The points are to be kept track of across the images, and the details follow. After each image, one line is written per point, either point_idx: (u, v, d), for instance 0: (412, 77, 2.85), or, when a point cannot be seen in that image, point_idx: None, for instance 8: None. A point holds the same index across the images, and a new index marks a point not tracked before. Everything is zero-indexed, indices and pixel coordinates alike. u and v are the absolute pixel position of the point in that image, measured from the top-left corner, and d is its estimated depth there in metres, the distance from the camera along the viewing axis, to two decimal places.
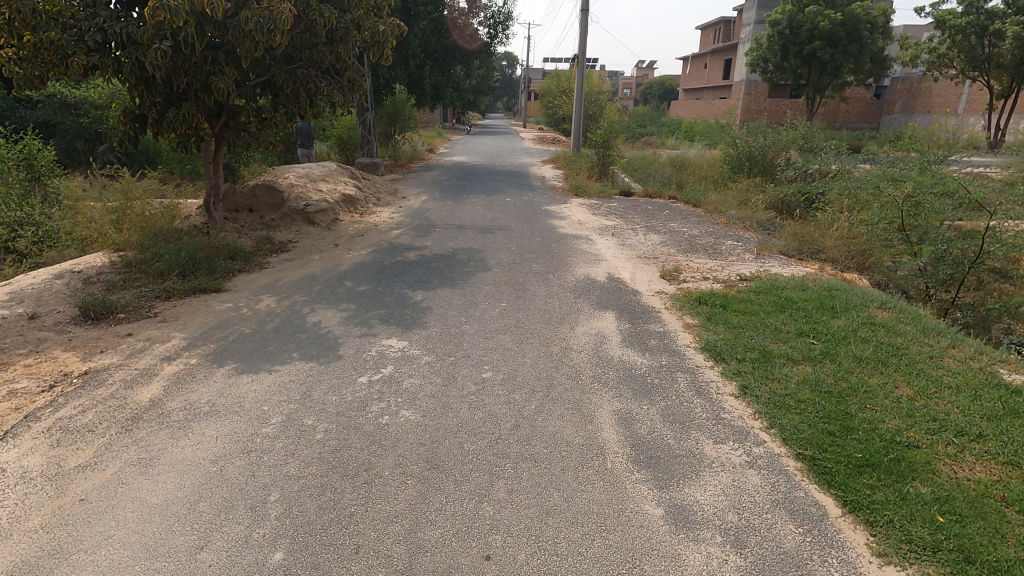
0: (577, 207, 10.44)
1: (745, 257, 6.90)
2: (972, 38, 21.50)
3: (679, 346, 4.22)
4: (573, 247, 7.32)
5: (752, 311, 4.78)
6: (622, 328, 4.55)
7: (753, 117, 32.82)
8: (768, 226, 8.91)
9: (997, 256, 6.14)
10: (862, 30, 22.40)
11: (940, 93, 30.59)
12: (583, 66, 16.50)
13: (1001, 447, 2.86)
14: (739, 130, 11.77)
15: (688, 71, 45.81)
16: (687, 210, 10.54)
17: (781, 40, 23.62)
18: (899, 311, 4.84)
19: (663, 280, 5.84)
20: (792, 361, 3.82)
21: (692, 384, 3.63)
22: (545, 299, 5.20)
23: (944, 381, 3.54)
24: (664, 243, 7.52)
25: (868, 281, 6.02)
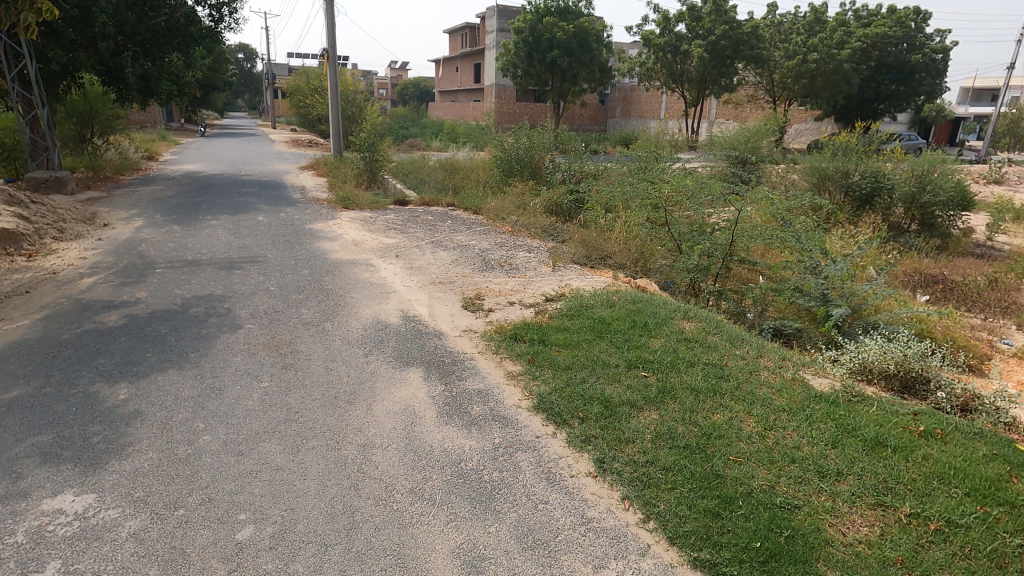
0: (349, 223, 9.04)
1: (542, 270, 6.52)
2: (669, 56, 25.66)
3: (508, 409, 3.38)
4: (351, 277, 6.03)
5: (574, 343, 4.21)
6: (435, 395, 3.54)
7: (506, 119, 34.70)
8: (552, 232, 8.83)
9: (743, 246, 6.68)
10: (591, 42, 24.97)
11: (647, 100, 36.45)
12: (335, 61, 14.81)
13: (862, 484, 2.65)
14: (506, 133, 11.66)
15: (441, 73, 46.56)
16: (469, 219, 10.00)
17: (525, 48, 25.06)
18: (701, 321, 4.78)
19: (467, 313, 4.99)
20: (637, 409, 3.29)
21: (540, 469, 2.82)
22: (324, 365, 3.88)
23: (777, 404, 3.35)
24: (456, 262, 6.73)
25: (658, 287, 6.08)
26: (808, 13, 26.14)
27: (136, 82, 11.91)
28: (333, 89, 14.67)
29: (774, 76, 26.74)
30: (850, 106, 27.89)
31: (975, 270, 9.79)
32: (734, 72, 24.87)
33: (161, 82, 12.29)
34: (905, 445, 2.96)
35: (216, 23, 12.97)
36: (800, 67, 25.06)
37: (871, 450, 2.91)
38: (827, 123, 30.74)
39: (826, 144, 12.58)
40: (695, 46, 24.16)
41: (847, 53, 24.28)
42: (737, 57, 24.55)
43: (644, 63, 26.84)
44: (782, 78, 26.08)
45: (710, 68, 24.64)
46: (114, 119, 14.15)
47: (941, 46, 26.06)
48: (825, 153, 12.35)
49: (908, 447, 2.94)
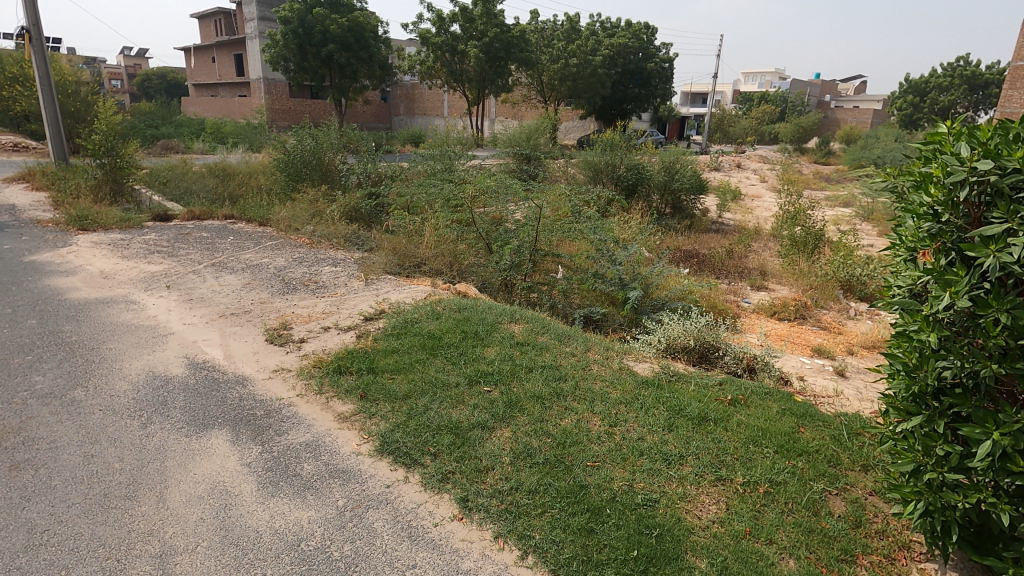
0: (91, 248, 7.20)
1: (353, 285, 5.98)
2: (447, 55, 25.85)
3: (347, 460, 2.91)
4: (105, 321, 4.74)
5: (407, 366, 3.86)
6: (251, 461, 2.89)
7: (281, 117, 31.71)
8: (356, 240, 8.22)
9: (546, 241, 7.01)
10: (367, 38, 24.07)
11: (430, 98, 36.87)
12: (40, 44, 11.65)
13: (702, 463, 2.86)
14: (287, 133, 10.48)
15: (193, 63, 40.61)
16: (255, 232, 8.79)
17: (296, 39, 22.85)
18: (528, 321, 4.82)
19: (274, 348, 4.27)
20: (488, 430, 3.12)
21: (397, 527, 2.46)
22: (80, 453, 2.90)
23: (614, 398, 3.48)
24: (249, 287, 5.80)
25: (477, 289, 6.02)
26: (564, 22, 28.92)
27: None
28: (43, 79, 11.57)
29: (543, 78, 29.08)
30: (606, 107, 31.81)
31: (715, 243, 11.86)
32: (508, 73, 26.41)
33: None
34: (722, 416, 3.30)
35: None
36: (563, 70, 27.67)
37: (699, 427, 3.18)
38: (589, 121, 34.64)
39: (596, 140, 14.01)
40: (471, 46, 24.89)
41: (599, 59, 27.59)
42: (510, 59, 26.09)
43: (424, 61, 26.84)
44: (550, 80, 28.53)
45: (487, 68, 25.71)
46: None
47: (667, 57, 31.19)
48: (595, 149, 13.74)
49: (725, 417, 3.29)
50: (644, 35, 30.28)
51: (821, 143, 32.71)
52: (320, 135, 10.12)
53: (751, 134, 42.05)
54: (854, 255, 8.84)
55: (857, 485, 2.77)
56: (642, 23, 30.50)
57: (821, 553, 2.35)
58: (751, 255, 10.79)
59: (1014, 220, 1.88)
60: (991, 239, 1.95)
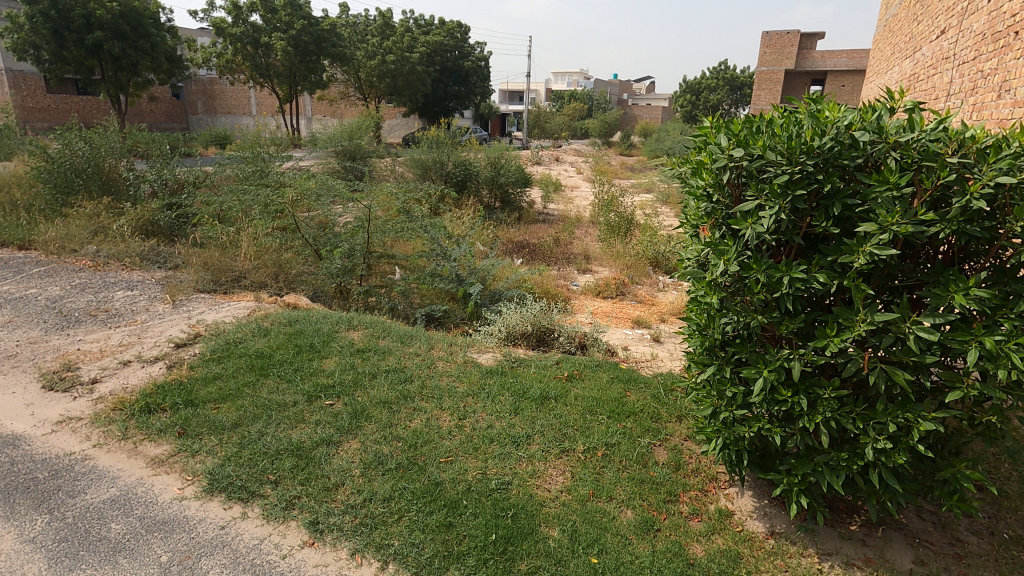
0: None
1: (158, 309, 5.22)
2: (249, 48, 23.48)
3: (168, 509, 2.55)
4: None
5: (234, 392, 3.49)
6: (36, 535, 2.39)
7: (37, 117, 26.14)
8: (156, 258, 7.17)
9: (379, 242, 6.83)
10: (146, 26, 20.95)
11: (233, 95, 33.43)
12: None
13: (547, 439, 3.05)
14: (46, 136, 8.69)
15: None
16: (13, 259, 7.19)
17: (48, 23, 18.94)
18: (367, 326, 4.66)
19: (55, 396, 3.55)
20: (333, 444, 2.96)
21: (238, 569, 2.23)
22: None
23: (463, 391, 3.53)
24: (12, 325, 4.75)
25: (309, 300, 5.64)
26: (377, 17, 28.22)
27: None
28: None
29: (360, 74, 28.06)
30: (428, 104, 31.70)
31: (542, 233, 12.61)
32: (322, 69, 25.00)
33: None
34: (561, 392, 3.55)
35: None
36: (381, 67, 27.00)
37: (541, 406, 3.38)
38: (413, 119, 34.40)
39: (421, 139, 14.01)
40: (276, 39, 23.00)
41: (417, 56, 27.49)
42: (322, 54, 24.72)
43: (222, 54, 24.14)
44: (368, 77, 27.71)
45: (298, 63, 24.05)
46: None
47: (482, 56, 32.16)
48: (422, 147, 13.69)
49: (564, 393, 3.53)
50: (458, 33, 30.82)
51: (624, 137, 36.53)
52: (94, 138, 8.54)
53: (565, 130, 45.38)
54: (657, 235, 10.08)
55: (674, 434, 3.17)
56: (455, 21, 31.00)
57: (652, 499, 2.66)
58: (575, 241, 11.70)
59: (763, 197, 2.30)
60: (748, 213, 2.35)
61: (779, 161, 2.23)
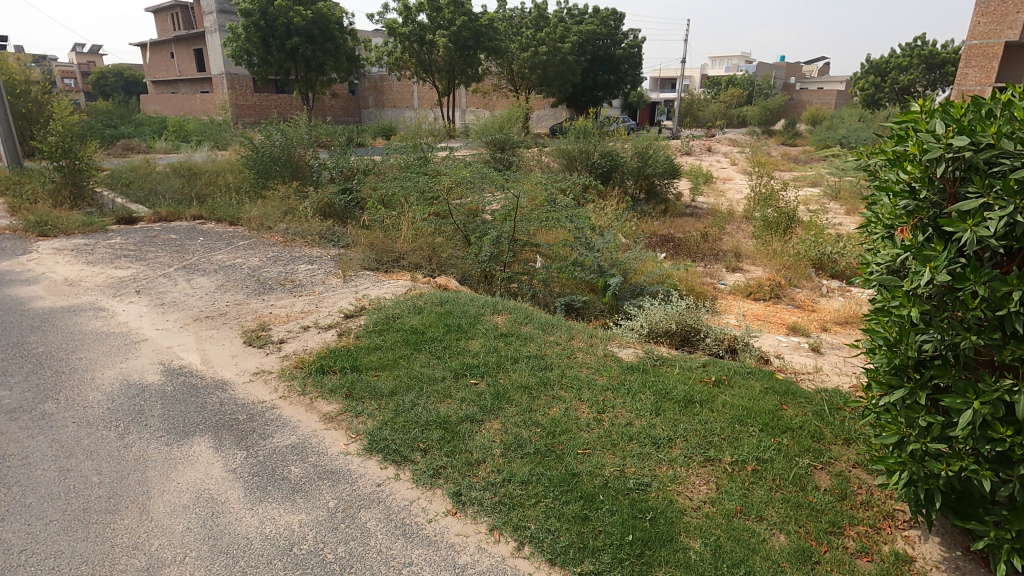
0: (55, 255, 6.94)
1: (332, 283, 5.91)
2: (416, 46, 25.37)
3: (336, 461, 2.88)
4: (74, 330, 4.59)
5: (391, 362, 3.83)
6: (236, 467, 2.82)
7: (246, 113, 30.86)
8: (331, 237, 8.10)
9: (524, 231, 7.00)
10: (332, 30, 23.55)
11: (399, 90, 36.28)
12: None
13: (690, 445, 2.89)
14: (254, 129, 10.18)
15: (152, 59, 39.34)
16: (225, 232, 8.57)
17: (258, 32, 22.23)
18: (511, 312, 4.81)
19: (253, 351, 4.19)
20: (477, 422, 3.10)
21: (391, 526, 2.43)
22: (55, 468, 2.78)
23: (601, 385, 3.49)
24: (224, 288, 5.69)
25: (457, 283, 5.97)
26: (532, 9, 28.73)
27: None
28: None
29: (512, 66, 28.82)
30: (576, 94, 31.88)
31: (689, 227, 11.98)
32: (477, 62, 26.13)
33: None
34: (707, 397, 3.34)
35: None
36: (533, 59, 27.48)
37: (685, 409, 3.22)
38: (561, 109, 34.57)
39: (568, 129, 14.04)
40: (439, 36, 24.53)
41: (569, 46, 27.51)
42: (479, 48, 25.85)
43: (392, 52, 26.33)
44: (520, 68, 28.25)
45: (456, 58, 25.40)
46: None
47: (636, 42, 31.23)
48: (568, 137, 13.71)
49: (710, 398, 3.33)
50: (612, 21, 30.26)
51: (787, 124, 33.24)
52: (289, 131, 9.86)
53: (720, 118, 42.51)
54: (824, 234, 9.02)
55: (840, 458, 2.83)
56: (609, 9, 30.46)
57: (811, 527, 2.40)
58: (726, 237, 10.94)
59: (990, 195, 1.93)
60: (967, 214, 1.99)
61: (1019, 152, 1.87)
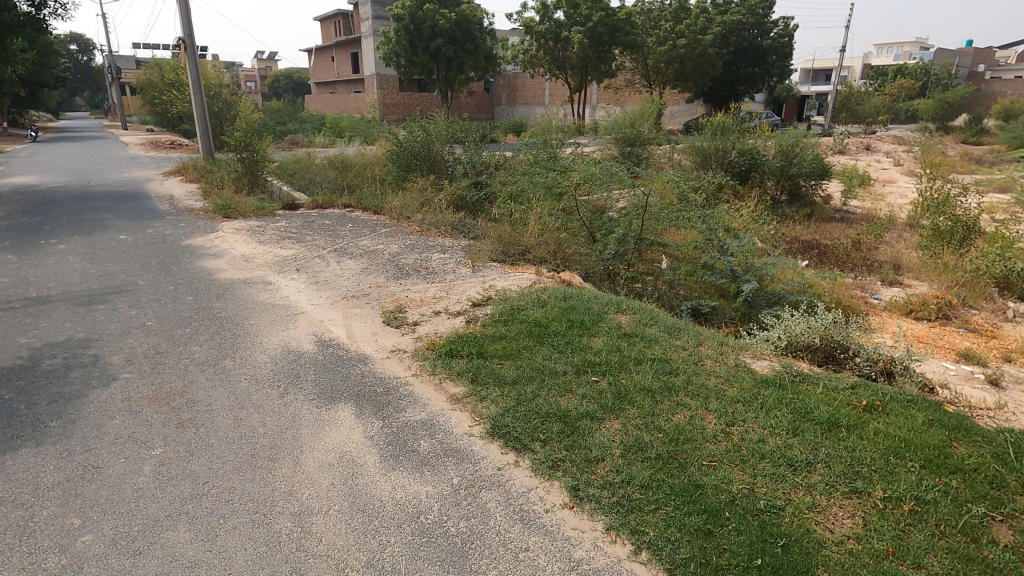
0: (235, 234, 8.07)
1: (462, 272, 6.21)
2: (551, 43, 25.68)
3: (460, 440, 3.03)
4: (247, 299, 5.30)
5: (515, 352, 3.94)
6: (373, 435, 3.08)
7: (391, 111, 33.32)
8: (462, 228, 8.49)
9: (653, 230, 6.79)
10: (473, 30, 24.54)
11: (531, 87, 36.76)
12: (193, 54, 13.48)
13: (833, 472, 2.63)
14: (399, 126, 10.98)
15: (316, 64, 43.95)
16: (370, 220, 9.36)
17: (407, 36, 23.95)
18: (635, 312, 4.71)
19: (391, 330, 4.54)
20: (597, 420, 3.09)
21: (510, 510, 2.51)
22: (231, 416, 3.24)
23: (731, 396, 3.29)
24: (368, 271, 6.23)
25: (581, 279, 5.96)
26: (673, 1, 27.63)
27: None
28: (192, 82, 13.18)
29: (647, 61, 27.96)
30: (715, 88, 30.17)
31: (839, 233, 10.82)
32: (612, 57, 25.71)
33: None
34: (856, 422, 3.01)
35: (35, 8, 11.23)
36: (671, 52, 26.45)
37: (828, 433, 2.93)
38: (697, 105, 32.92)
39: (705, 125, 13.34)
40: (574, 32, 24.56)
41: (711, 38, 26.05)
42: (614, 43, 25.43)
43: (527, 50, 26.85)
44: (656, 62, 27.35)
45: (591, 54, 25.23)
46: None
47: (787, 31, 28.76)
48: (704, 134, 13.04)
49: (859, 424, 2.99)
50: (761, 9, 28.12)
51: (971, 120, 28.63)
52: (430, 127, 10.49)
53: (884, 113, 37.75)
54: (1015, 248, 7.65)
55: None
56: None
57: None
58: (883, 246, 9.73)
59: None
60: None
61: None
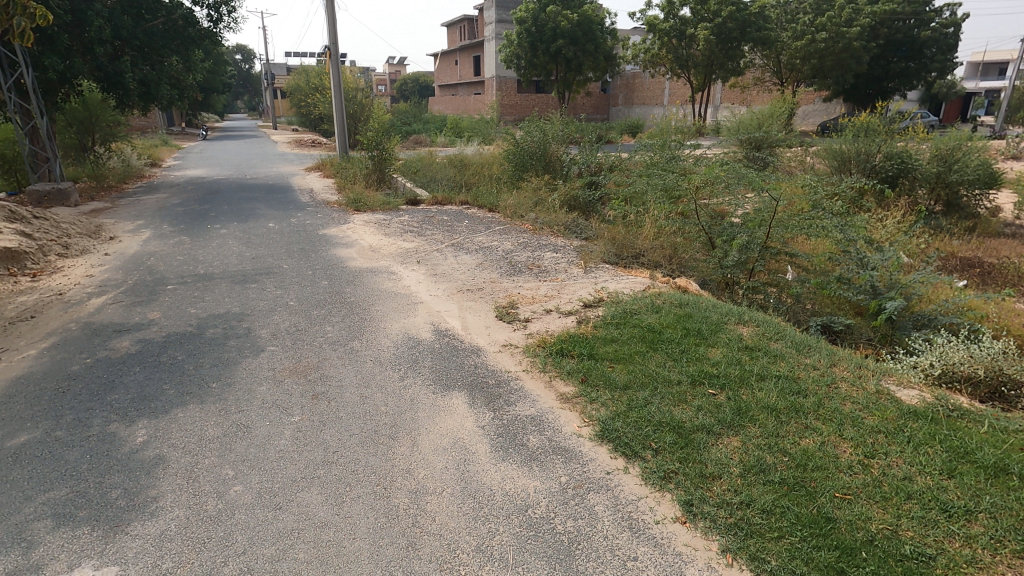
0: (364, 226, 8.72)
1: (573, 272, 6.20)
2: (674, 41, 24.90)
3: (568, 439, 3.03)
4: (373, 287, 5.69)
5: (627, 357, 3.85)
6: (485, 425, 3.18)
7: (509, 112, 34.10)
8: (575, 228, 8.47)
9: (780, 238, 6.32)
10: (595, 30, 24.32)
11: (650, 87, 35.59)
12: (336, 61, 14.76)
13: (1001, 526, 2.27)
14: (517, 126, 11.20)
15: (440, 67, 46.15)
16: (485, 217, 9.65)
17: (529, 38, 24.44)
18: (759, 325, 4.40)
19: (503, 325, 4.65)
20: (714, 435, 2.93)
21: (618, 516, 2.46)
22: (358, 393, 3.51)
23: (871, 425, 2.97)
24: (482, 266, 6.44)
25: (698, 286, 5.70)
26: None
27: (136, 87, 11.63)
28: (335, 86, 14.42)
29: (781, 57, 26.02)
30: (858, 86, 27.35)
31: (1008, 251, 9.34)
32: (741, 55, 24.22)
33: (162, 87, 12.09)
34: None
35: (213, 24, 12.93)
36: (809, 47, 24.36)
37: (994, 480, 2.54)
38: (836, 104, 30.06)
39: (845, 126, 12.14)
40: (700, 29, 23.52)
41: (857, 30, 23.58)
42: (744, 40, 23.93)
43: (649, 49, 26.18)
44: (790, 59, 25.35)
45: (718, 52, 23.97)
46: (114, 126, 14.24)
47: (953, 20, 25.30)
48: (844, 135, 11.88)
49: None
50: None
51: None
52: (547, 128, 10.59)
53: None
54: None
55: None
56: None
57: None
58: None
59: None
60: None
61: None
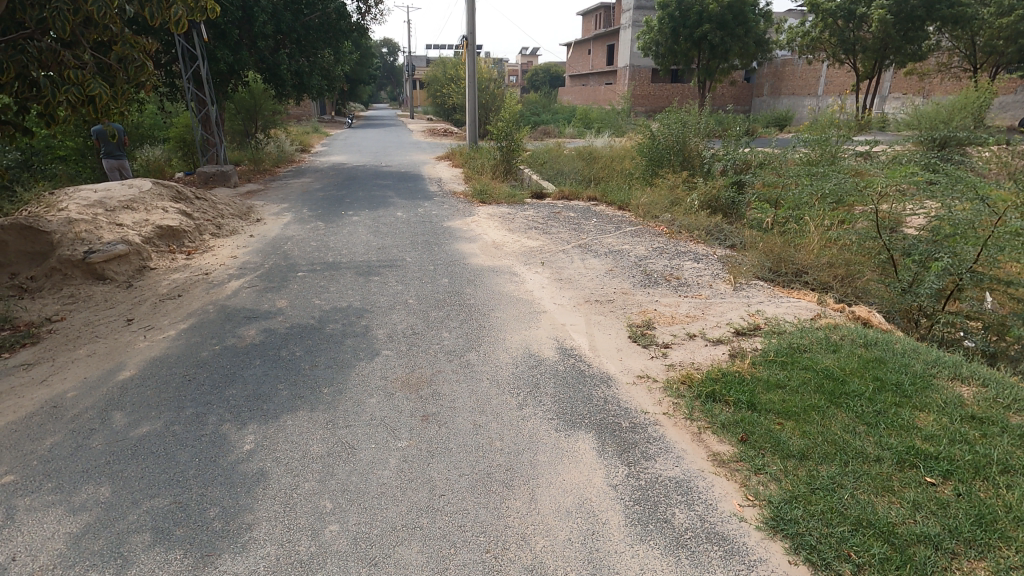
0: (488, 219, 8.45)
1: (719, 288, 5.34)
2: (841, 22, 21.93)
3: (727, 523, 2.35)
4: (494, 290, 5.31)
5: (801, 412, 3.04)
6: (618, 484, 2.60)
7: (641, 102, 32.61)
8: (718, 234, 7.49)
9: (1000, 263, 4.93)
10: (747, 13, 22.19)
11: (803, 76, 31.60)
12: (472, 50, 14.73)
13: None
14: (655, 118, 10.30)
15: (573, 57, 45.49)
16: (615, 216, 8.93)
17: (671, 23, 22.92)
18: (985, 385, 3.31)
19: (638, 349, 4.01)
20: (946, 554, 2.10)
21: None
22: (471, 420, 3.09)
23: None
24: (612, 273, 5.81)
25: (884, 319, 4.59)
26: None
27: (291, 78, 12.40)
28: (470, 75, 14.39)
29: (976, 38, 21.78)
30: None
31: None
32: (925, 36, 20.57)
33: (313, 77, 12.81)
34: None
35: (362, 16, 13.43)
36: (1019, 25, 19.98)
37: None
38: None
39: None
40: (875, 7, 20.41)
41: None
42: (930, 19, 20.01)
43: (808, 32, 23.35)
44: (989, 41, 21.11)
45: (895, 33, 20.63)
46: (273, 114, 15.50)
47: None
48: None
49: None
50: None
51: None
52: (689, 120, 9.58)
53: None
54: None
55: None
56: None
57: None
58: None
59: None
60: None
61: None
